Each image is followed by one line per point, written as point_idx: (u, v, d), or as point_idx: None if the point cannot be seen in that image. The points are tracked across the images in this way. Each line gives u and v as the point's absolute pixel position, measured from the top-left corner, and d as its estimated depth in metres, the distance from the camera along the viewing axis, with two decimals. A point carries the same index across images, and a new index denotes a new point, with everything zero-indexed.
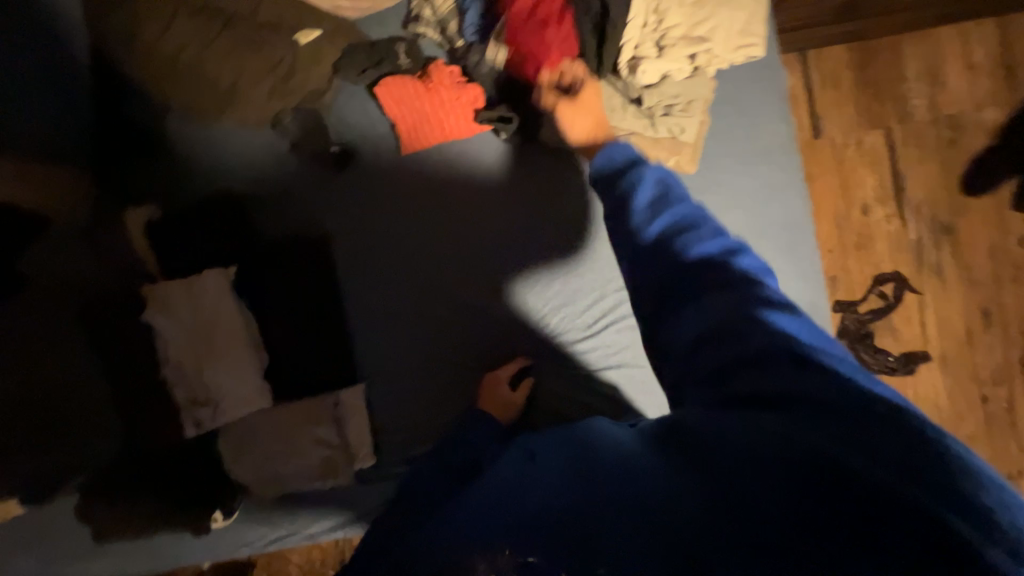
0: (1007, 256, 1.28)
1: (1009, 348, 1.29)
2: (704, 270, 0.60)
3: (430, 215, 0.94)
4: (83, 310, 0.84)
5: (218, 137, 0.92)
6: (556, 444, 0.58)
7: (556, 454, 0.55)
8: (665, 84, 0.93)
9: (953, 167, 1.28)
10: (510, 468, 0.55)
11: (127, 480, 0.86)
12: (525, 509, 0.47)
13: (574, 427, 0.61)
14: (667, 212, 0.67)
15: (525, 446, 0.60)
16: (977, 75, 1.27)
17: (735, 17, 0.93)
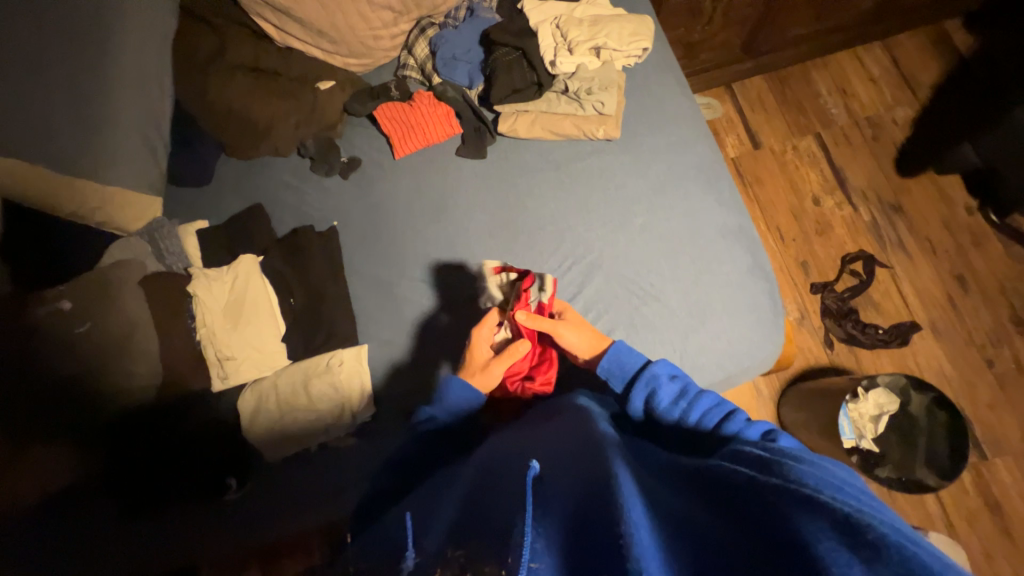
0: (960, 224, 1.38)
1: (995, 309, 1.32)
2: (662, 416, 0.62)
3: (422, 178, 0.94)
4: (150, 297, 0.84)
5: (254, 170, 1.00)
6: (565, 448, 0.52)
7: (569, 463, 0.49)
8: (582, 71, 0.88)
9: (884, 156, 1.45)
10: (513, 472, 0.49)
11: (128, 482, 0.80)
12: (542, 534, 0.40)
13: (568, 438, 0.54)
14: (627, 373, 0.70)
15: (510, 463, 0.53)
16: (880, 85, 1.50)
17: (623, 20, 0.89)
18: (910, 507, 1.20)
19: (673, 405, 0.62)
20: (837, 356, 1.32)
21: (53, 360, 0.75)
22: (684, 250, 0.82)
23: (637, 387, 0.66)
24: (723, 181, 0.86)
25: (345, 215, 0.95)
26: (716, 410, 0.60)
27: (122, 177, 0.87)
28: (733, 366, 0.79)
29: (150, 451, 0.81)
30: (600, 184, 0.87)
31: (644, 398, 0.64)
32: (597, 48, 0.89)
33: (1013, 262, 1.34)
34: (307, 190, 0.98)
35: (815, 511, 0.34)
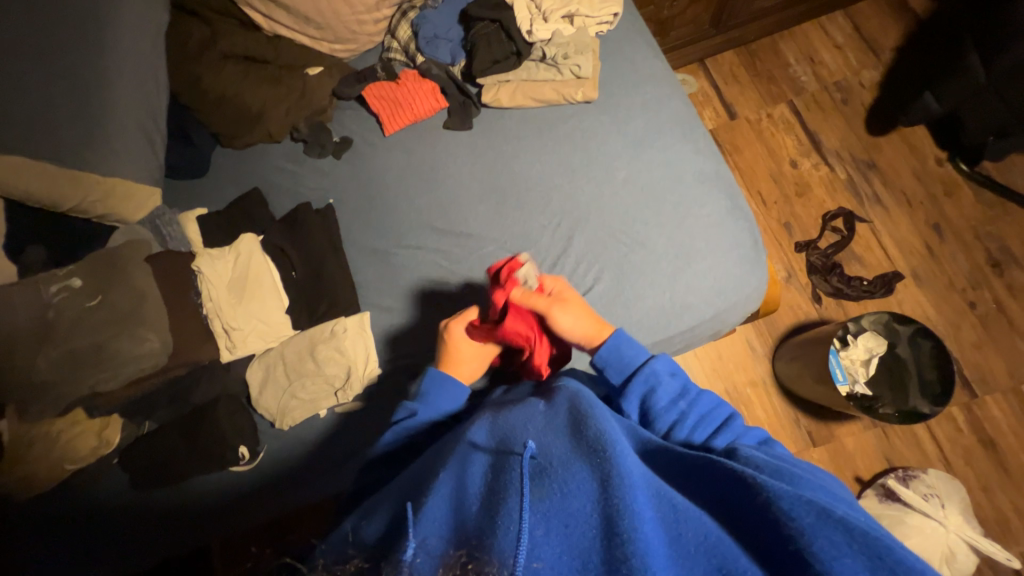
0: (932, 175, 1.44)
1: (972, 254, 1.37)
2: (665, 408, 0.63)
3: (413, 152, 0.98)
4: (159, 275, 0.86)
5: (249, 157, 1.03)
6: (561, 426, 0.52)
7: (569, 443, 0.49)
8: (558, 38, 0.94)
9: (854, 117, 1.51)
10: (508, 451, 0.49)
11: (152, 454, 0.84)
12: (555, 530, 0.40)
13: (566, 414, 0.54)
14: (636, 363, 0.67)
15: (502, 441, 0.52)
16: (845, 51, 1.57)
17: None
18: (907, 448, 1.23)
19: (672, 403, 0.63)
20: (825, 310, 1.36)
21: (68, 334, 0.78)
22: (667, 198, 0.88)
23: (635, 382, 0.65)
24: (698, 132, 0.92)
25: (341, 191, 0.99)
26: (710, 412, 0.62)
27: (122, 163, 0.90)
28: (721, 304, 0.84)
29: (171, 424, 0.86)
30: (582, 143, 0.93)
31: (642, 394, 0.64)
32: (569, 17, 0.95)
33: (985, 208, 1.40)
34: (302, 172, 1.01)
35: (821, 522, 0.39)
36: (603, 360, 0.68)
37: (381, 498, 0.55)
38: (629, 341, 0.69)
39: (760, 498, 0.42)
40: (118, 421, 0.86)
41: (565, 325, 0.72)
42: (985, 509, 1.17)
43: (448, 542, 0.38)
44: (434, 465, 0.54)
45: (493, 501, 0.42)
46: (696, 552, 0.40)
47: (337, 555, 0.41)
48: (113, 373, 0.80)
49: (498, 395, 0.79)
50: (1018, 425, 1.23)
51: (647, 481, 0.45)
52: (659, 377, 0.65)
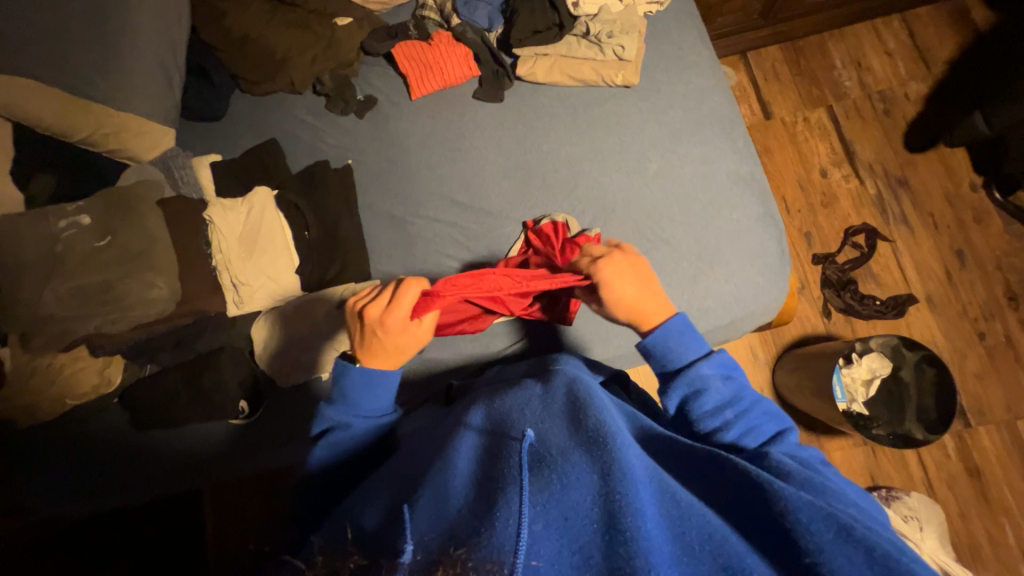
0: (963, 200, 1.40)
1: (991, 284, 1.35)
2: (717, 409, 0.58)
3: (440, 118, 0.96)
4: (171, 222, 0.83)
5: (268, 106, 1.00)
6: (560, 415, 0.51)
7: (568, 433, 0.48)
8: (604, 13, 0.91)
9: (893, 131, 1.46)
10: (509, 438, 0.48)
11: (154, 396, 0.86)
12: (554, 522, 0.39)
13: (568, 403, 0.53)
14: (688, 360, 0.61)
15: (502, 426, 0.51)
16: (895, 58, 1.50)
17: None
18: (893, 469, 1.24)
19: (717, 411, 0.58)
20: (833, 325, 1.35)
21: (69, 272, 0.76)
22: (697, 195, 0.87)
23: (678, 383, 0.60)
24: (737, 132, 0.92)
25: (361, 152, 0.96)
26: (759, 420, 0.59)
27: (136, 97, 0.86)
28: (738, 311, 0.84)
29: (174, 370, 0.87)
30: (615, 128, 0.92)
31: (682, 397, 0.60)
32: None
33: (1012, 240, 1.37)
34: (322, 128, 0.98)
35: (843, 544, 0.38)
36: (652, 350, 0.62)
37: (377, 485, 0.54)
38: (680, 336, 0.61)
39: (777, 506, 0.41)
40: (122, 360, 0.87)
41: (623, 295, 0.65)
42: (960, 535, 1.20)
43: (444, 533, 0.38)
44: (435, 449, 0.53)
45: (489, 491, 0.41)
46: (700, 550, 0.39)
47: (334, 548, 0.40)
48: (120, 316, 0.78)
49: (493, 374, 0.81)
50: (1007, 458, 1.24)
51: (648, 475, 0.44)
52: (711, 383, 0.59)
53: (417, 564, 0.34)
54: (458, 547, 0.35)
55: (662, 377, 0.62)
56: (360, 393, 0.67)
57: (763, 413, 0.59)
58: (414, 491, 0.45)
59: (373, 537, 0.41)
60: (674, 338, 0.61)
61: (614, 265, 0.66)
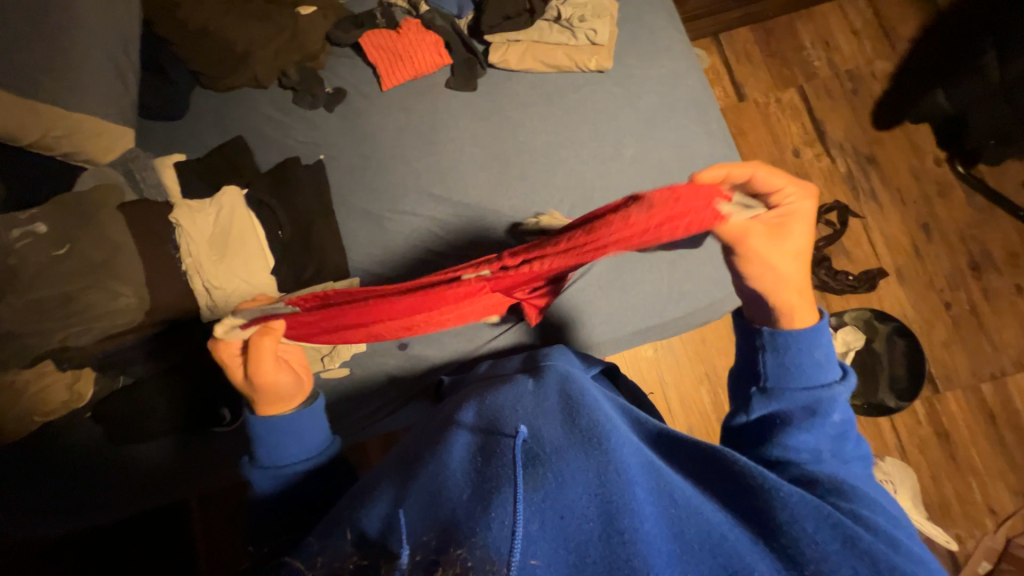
0: (928, 174, 1.45)
1: (955, 256, 1.40)
2: (819, 435, 0.53)
3: (414, 110, 0.95)
4: (136, 227, 0.79)
5: (233, 102, 0.97)
6: (554, 411, 0.51)
7: (562, 428, 0.48)
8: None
9: (861, 109, 1.49)
10: (502, 435, 0.47)
11: (131, 410, 0.83)
12: (550, 522, 0.38)
13: (564, 400, 0.53)
14: (813, 375, 0.55)
15: (496, 424, 0.50)
16: (861, 37, 1.53)
17: None
18: (869, 437, 1.29)
19: (823, 437, 0.53)
20: None
21: (29, 284, 0.72)
22: (672, 180, 0.90)
23: (798, 394, 0.54)
24: (712, 115, 0.93)
25: (333, 147, 0.95)
26: (846, 461, 0.54)
27: (89, 96, 0.81)
28: (716, 292, 0.91)
29: (151, 382, 0.84)
30: (590, 115, 0.93)
31: (773, 414, 0.55)
32: None
33: (974, 211, 1.42)
34: (292, 123, 0.96)
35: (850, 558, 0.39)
36: (783, 345, 0.56)
37: (373, 482, 0.53)
38: (815, 344, 0.56)
39: (782, 516, 0.41)
40: (91, 373, 0.83)
41: (797, 244, 0.56)
42: (931, 496, 1.26)
43: (438, 533, 0.38)
44: (425, 448, 0.52)
45: (482, 487, 0.41)
46: (701, 549, 0.39)
47: (331, 555, 0.39)
48: (85, 328, 0.75)
49: (484, 370, 0.80)
50: (973, 421, 1.30)
51: (646, 473, 0.44)
52: (831, 412, 0.54)
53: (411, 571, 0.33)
54: (455, 546, 0.35)
55: (776, 384, 0.56)
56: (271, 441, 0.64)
57: (857, 457, 0.54)
58: (405, 493, 0.44)
59: (367, 539, 0.40)
60: (811, 349, 0.55)
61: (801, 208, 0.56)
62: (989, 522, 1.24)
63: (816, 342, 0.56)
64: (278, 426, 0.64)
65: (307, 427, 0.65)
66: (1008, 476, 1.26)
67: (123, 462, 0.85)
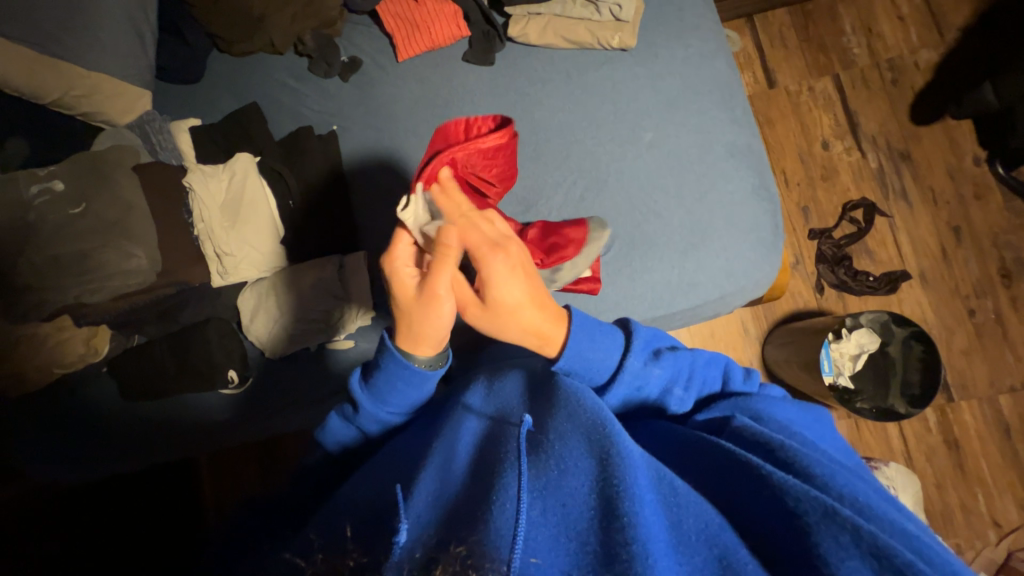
0: (964, 175, 1.38)
1: (985, 262, 1.34)
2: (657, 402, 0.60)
3: (429, 83, 0.93)
4: (155, 192, 0.81)
5: (249, 68, 0.96)
6: (555, 398, 0.51)
7: (564, 416, 0.48)
8: None
9: (900, 102, 1.41)
10: (507, 426, 0.47)
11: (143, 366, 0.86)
12: (551, 510, 0.38)
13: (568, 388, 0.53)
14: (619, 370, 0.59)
15: (502, 416, 0.50)
16: (907, 24, 1.43)
17: None
18: (875, 441, 1.27)
19: (666, 391, 0.60)
20: (825, 301, 1.34)
21: (46, 240, 0.74)
22: (691, 167, 0.88)
23: (617, 389, 0.59)
24: (737, 100, 0.91)
25: (347, 118, 0.94)
26: (699, 378, 0.62)
27: (108, 56, 0.82)
28: (727, 286, 0.87)
29: (163, 341, 0.87)
30: (610, 94, 0.90)
31: (627, 396, 0.59)
32: None
33: (1011, 216, 1.35)
34: (306, 92, 0.95)
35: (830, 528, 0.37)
36: (573, 368, 0.58)
37: (374, 462, 0.53)
38: (591, 343, 0.58)
39: (769, 492, 0.41)
40: (107, 331, 0.86)
41: (511, 296, 0.55)
42: (933, 504, 1.24)
43: (443, 522, 0.37)
44: (429, 432, 0.53)
45: (485, 473, 0.42)
46: (697, 540, 0.38)
47: (333, 544, 0.37)
48: (99, 286, 0.77)
49: (490, 355, 0.80)
50: (986, 431, 1.27)
51: (645, 460, 0.43)
52: (648, 369, 0.60)
53: (415, 556, 0.33)
54: (458, 541, 0.34)
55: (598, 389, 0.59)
56: (381, 397, 0.61)
57: (701, 368, 0.63)
58: (409, 474, 0.45)
59: (368, 517, 0.41)
60: (596, 354, 0.58)
61: (508, 260, 0.56)
62: (991, 534, 1.22)
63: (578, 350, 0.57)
64: (396, 380, 0.60)
65: (421, 384, 0.61)
66: (1017, 490, 1.24)
67: (133, 417, 0.89)
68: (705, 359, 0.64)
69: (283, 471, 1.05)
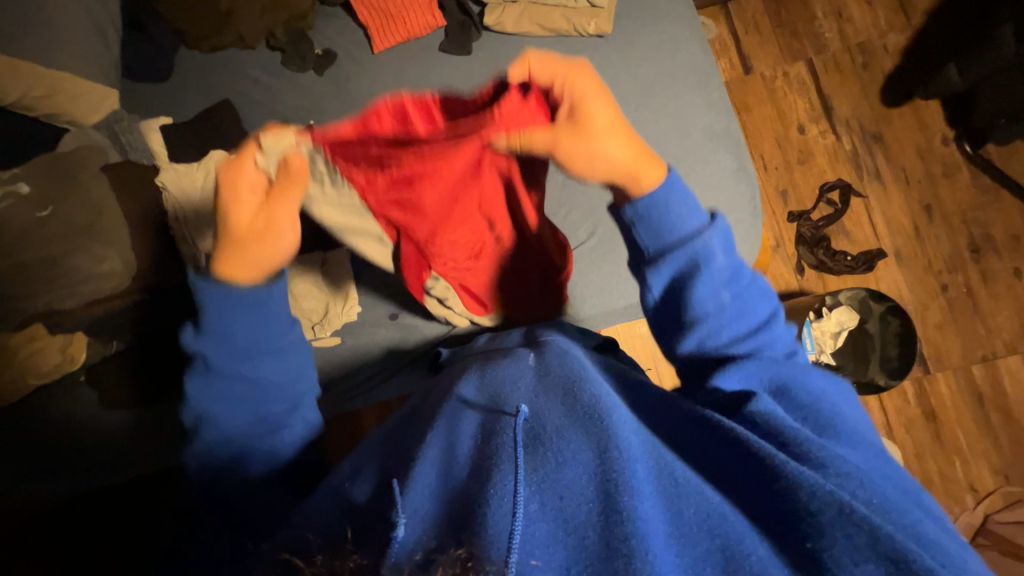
0: (934, 155, 1.42)
1: (956, 238, 1.39)
2: (709, 300, 0.58)
3: (407, 74, 0.92)
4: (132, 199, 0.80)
5: (220, 64, 0.94)
6: (552, 391, 0.50)
7: (562, 408, 0.47)
8: None
9: (871, 85, 1.45)
10: (504, 416, 0.47)
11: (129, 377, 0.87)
12: (549, 503, 0.38)
13: (569, 373, 0.53)
14: (688, 247, 0.58)
15: (498, 405, 0.49)
16: (875, 8, 1.47)
17: None
18: None
19: (714, 292, 0.58)
20: (805, 282, 1.37)
21: (9, 245, 0.71)
22: (670, 152, 0.89)
23: (679, 253, 0.58)
24: (713, 83, 0.92)
25: (324, 113, 0.92)
26: (746, 304, 0.61)
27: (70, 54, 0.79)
28: None
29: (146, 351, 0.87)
30: None
31: (684, 267, 0.58)
32: None
33: (979, 193, 1.40)
34: (280, 88, 0.93)
35: (843, 523, 0.38)
36: (644, 216, 0.58)
37: (368, 455, 0.53)
38: (678, 198, 0.58)
39: (779, 484, 0.41)
40: (83, 338, 0.83)
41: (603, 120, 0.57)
42: (914, 473, 1.28)
43: (439, 519, 0.37)
44: (422, 423, 0.52)
45: (482, 465, 0.42)
46: (698, 531, 0.38)
47: (333, 547, 0.37)
48: (72, 293, 0.74)
49: (483, 343, 0.78)
50: (961, 401, 1.32)
51: (646, 452, 0.43)
52: (710, 261, 0.58)
53: (415, 556, 0.33)
54: (457, 543, 0.34)
55: (657, 253, 0.59)
56: (224, 330, 0.60)
57: (757, 307, 0.62)
58: (404, 467, 0.44)
59: (367, 514, 0.41)
60: (677, 212, 0.58)
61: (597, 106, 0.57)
62: (969, 499, 1.27)
63: (659, 216, 0.58)
64: (226, 304, 0.60)
65: (263, 306, 0.61)
66: (991, 456, 1.29)
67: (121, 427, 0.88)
68: (760, 303, 0.62)
69: None
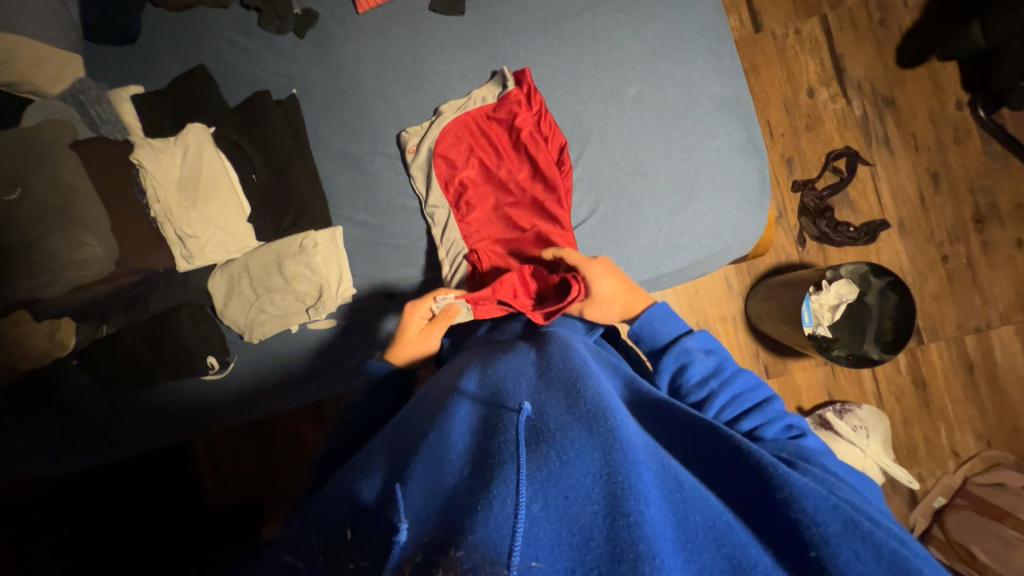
0: (945, 120, 1.37)
1: (960, 208, 1.36)
2: (702, 397, 0.63)
3: (397, 38, 0.86)
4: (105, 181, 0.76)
5: (191, 24, 0.86)
6: (554, 386, 0.50)
7: (565, 405, 0.47)
8: None
9: (887, 44, 1.37)
10: (506, 414, 0.46)
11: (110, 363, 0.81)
12: (552, 503, 0.37)
13: (573, 366, 0.53)
14: (674, 350, 0.66)
15: (501, 401, 0.49)
16: None
17: None
18: (849, 386, 1.33)
19: (704, 381, 0.63)
20: (806, 253, 1.35)
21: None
22: (678, 123, 0.85)
23: (666, 357, 0.65)
24: (724, 47, 0.87)
25: (307, 80, 0.86)
26: (748, 397, 0.63)
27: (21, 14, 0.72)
28: (713, 247, 0.86)
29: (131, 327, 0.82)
30: (591, 45, 0.86)
31: (673, 369, 0.65)
32: None
33: (988, 160, 1.36)
34: (258, 52, 0.87)
35: (847, 540, 0.38)
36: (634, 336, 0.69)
37: (372, 450, 0.53)
38: (663, 317, 0.69)
39: (780, 493, 0.41)
40: (71, 323, 0.80)
41: (604, 288, 0.72)
42: (900, 439, 1.32)
43: (439, 519, 0.37)
44: (422, 420, 0.52)
45: (483, 463, 0.41)
46: (704, 537, 0.38)
47: (333, 549, 0.37)
48: (55, 278, 0.72)
49: (483, 334, 0.77)
50: (952, 371, 1.34)
51: (650, 454, 0.43)
52: (698, 360, 0.65)
53: (415, 559, 0.33)
54: (457, 546, 0.33)
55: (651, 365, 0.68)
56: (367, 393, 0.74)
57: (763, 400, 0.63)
58: (404, 467, 0.44)
59: (369, 514, 0.41)
60: (657, 322, 0.69)
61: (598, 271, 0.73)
62: (951, 463, 1.31)
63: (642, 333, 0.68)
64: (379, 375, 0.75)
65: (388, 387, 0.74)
66: (976, 423, 1.33)
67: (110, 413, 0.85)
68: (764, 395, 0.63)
69: (281, 450, 1.06)
